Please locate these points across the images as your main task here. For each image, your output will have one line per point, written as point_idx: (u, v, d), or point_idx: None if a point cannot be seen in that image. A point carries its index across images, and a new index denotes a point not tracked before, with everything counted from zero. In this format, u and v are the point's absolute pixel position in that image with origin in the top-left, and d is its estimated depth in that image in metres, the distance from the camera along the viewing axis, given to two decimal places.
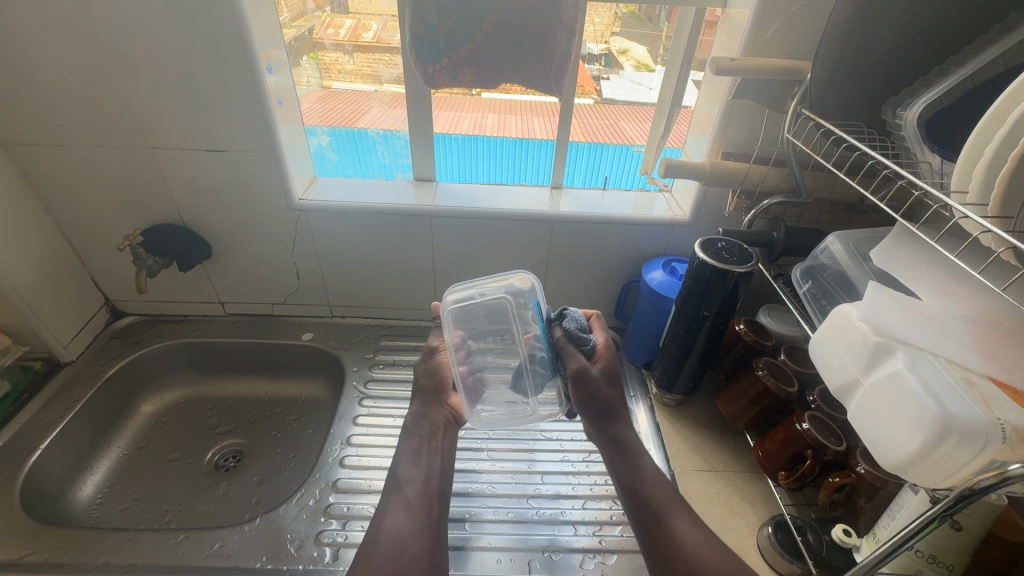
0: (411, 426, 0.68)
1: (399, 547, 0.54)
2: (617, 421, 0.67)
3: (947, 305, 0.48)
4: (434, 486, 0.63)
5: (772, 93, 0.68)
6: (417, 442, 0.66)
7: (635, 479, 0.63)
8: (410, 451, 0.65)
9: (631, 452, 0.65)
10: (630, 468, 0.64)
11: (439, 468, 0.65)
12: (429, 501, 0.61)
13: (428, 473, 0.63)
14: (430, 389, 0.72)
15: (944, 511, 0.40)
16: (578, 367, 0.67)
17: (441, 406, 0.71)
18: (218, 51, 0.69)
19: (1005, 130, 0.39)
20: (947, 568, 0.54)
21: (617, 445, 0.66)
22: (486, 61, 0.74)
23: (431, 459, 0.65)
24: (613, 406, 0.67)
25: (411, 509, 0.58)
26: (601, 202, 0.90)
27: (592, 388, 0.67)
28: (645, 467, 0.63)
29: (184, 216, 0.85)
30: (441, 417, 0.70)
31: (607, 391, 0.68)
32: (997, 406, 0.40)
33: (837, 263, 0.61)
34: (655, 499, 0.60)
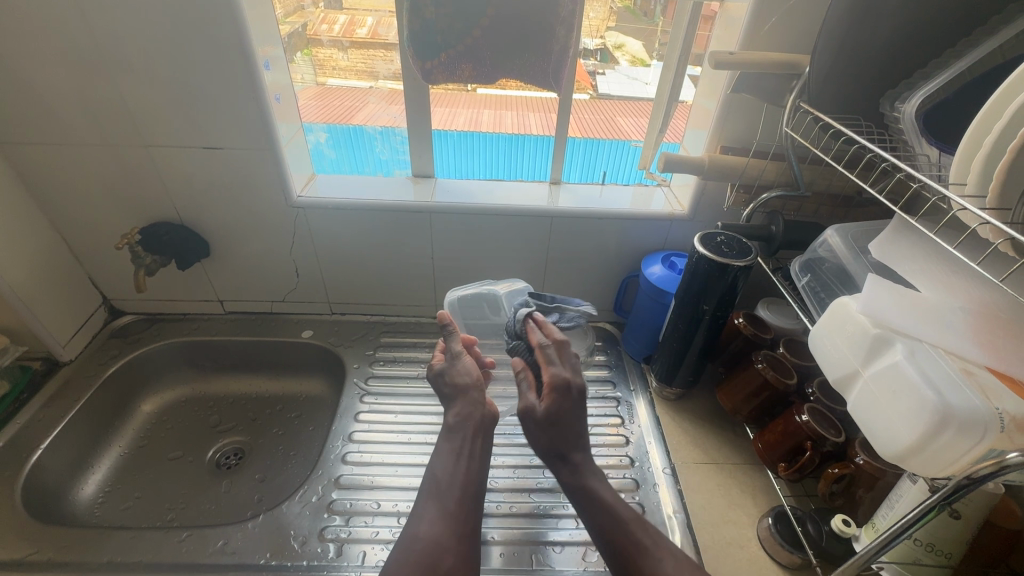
0: (450, 429, 0.65)
1: (433, 555, 0.53)
2: (564, 464, 0.63)
3: (945, 296, 0.49)
4: (472, 495, 0.60)
5: (771, 87, 0.68)
6: (458, 444, 0.63)
7: (603, 519, 0.58)
8: (449, 453, 0.62)
9: (588, 494, 0.61)
10: (586, 509, 0.60)
11: (477, 472, 0.62)
12: (464, 509, 0.58)
13: (466, 478, 0.61)
14: (465, 389, 0.67)
15: (943, 500, 0.40)
16: (524, 407, 0.64)
17: (479, 403, 0.66)
18: (216, 47, 0.68)
19: (1002, 123, 0.39)
20: (945, 556, 0.54)
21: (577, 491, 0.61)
22: (483, 57, 0.74)
23: (470, 464, 0.62)
24: (563, 446, 0.63)
25: (446, 517, 0.57)
26: (599, 197, 0.90)
27: (545, 434, 0.63)
28: (615, 510, 0.59)
29: (182, 214, 0.85)
30: (484, 418, 0.65)
31: (556, 431, 0.63)
32: (995, 396, 0.40)
33: (835, 256, 0.61)
34: (630, 543, 0.56)
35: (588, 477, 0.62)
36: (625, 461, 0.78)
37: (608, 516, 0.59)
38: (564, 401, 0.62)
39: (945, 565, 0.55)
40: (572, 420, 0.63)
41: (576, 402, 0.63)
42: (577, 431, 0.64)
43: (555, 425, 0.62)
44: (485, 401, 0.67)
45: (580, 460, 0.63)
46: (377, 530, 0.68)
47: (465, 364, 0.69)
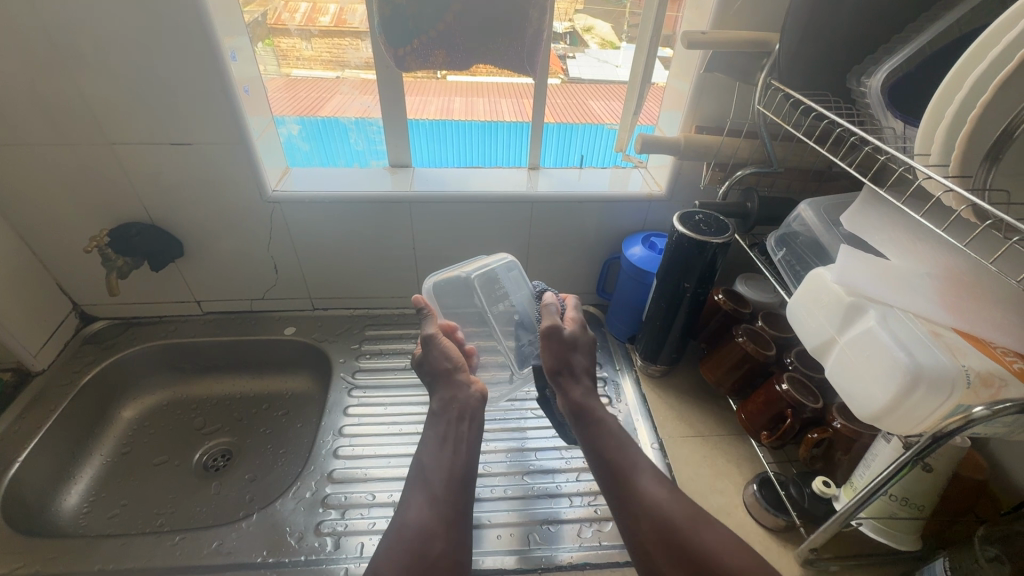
0: (435, 414, 0.67)
1: (420, 543, 0.54)
2: (575, 383, 0.68)
3: (913, 263, 0.51)
4: (455, 479, 0.61)
5: (743, 66, 0.69)
6: (444, 429, 0.65)
7: (598, 443, 0.63)
8: (434, 439, 0.64)
9: (593, 416, 0.65)
10: (591, 435, 0.64)
11: (468, 457, 0.64)
12: (456, 493, 0.60)
13: (452, 462, 0.62)
14: (448, 373, 0.68)
15: (916, 455, 0.43)
16: (551, 324, 0.68)
17: (466, 387, 0.68)
18: (180, 41, 0.66)
19: (962, 95, 0.41)
20: (918, 509, 0.57)
21: (577, 412, 0.66)
22: (457, 42, 0.73)
23: (454, 448, 0.64)
24: (574, 371, 0.68)
25: (434, 502, 0.58)
26: (578, 180, 0.91)
27: (559, 353, 0.68)
28: (610, 433, 0.64)
29: (152, 213, 0.82)
30: (468, 399, 0.67)
31: (572, 356, 0.69)
32: (962, 354, 0.42)
33: (809, 229, 0.63)
34: (621, 463, 0.61)
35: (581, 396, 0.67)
36: None
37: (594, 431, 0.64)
38: (583, 334, 0.72)
39: (918, 517, 0.57)
40: (584, 349, 0.71)
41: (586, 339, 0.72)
42: (585, 360, 0.70)
43: (570, 348, 0.69)
44: (469, 384, 0.69)
45: (586, 385, 0.68)
46: (373, 521, 0.68)
47: (445, 350, 0.68)
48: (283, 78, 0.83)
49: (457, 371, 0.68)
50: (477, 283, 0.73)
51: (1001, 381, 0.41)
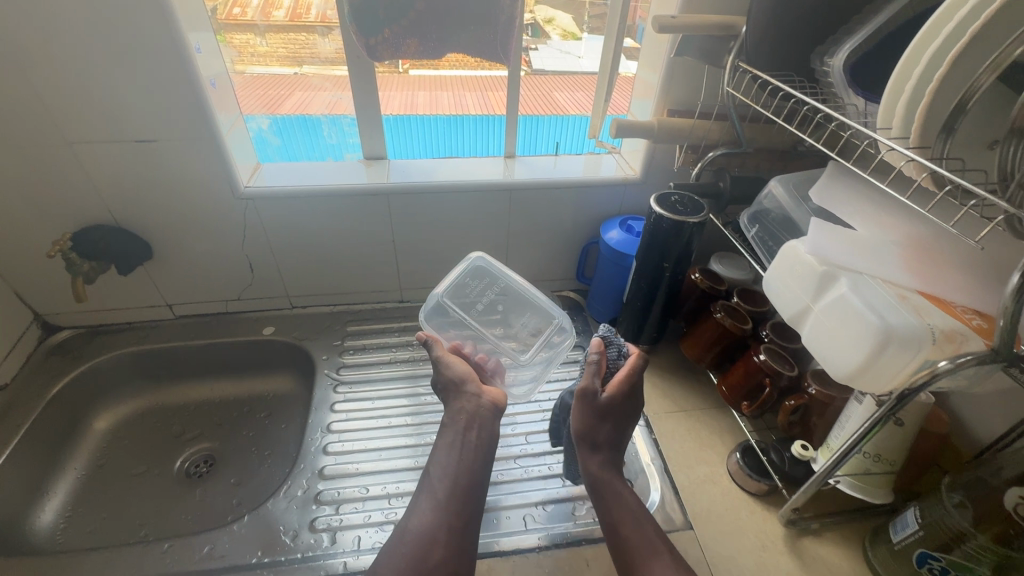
0: (446, 423, 0.66)
1: (422, 549, 0.56)
2: (594, 455, 0.64)
3: (878, 233, 0.54)
4: (468, 484, 0.61)
5: (712, 49, 0.71)
6: (453, 437, 0.64)
7: (616, 518, 0.60)
8: (445, 446, 0.64)
9: (610, 490, 0.62)
10: (608, 510, 0.61)
11: (476, 462, 0.63)
12: (461, 499, 0.60)
13: (458, 470, 0.62)
14: (451, 385, 0.68)
15: (889, 411, 0.46)
16: (586, 388, 0.64)
17: (477, 396, 0.67)
18: (140, 32, 0.63)
19: (920, 69, 0.44)
20: (890, 464, 0.60)
21: (595, 483, 0.63)
22: (429, 31, 0.73)
23: (464, 454, 0.63)
24: (596, 442, 0.64)
25: (434, 511, 0.59)
26: (554, 167, 0.91)
27: (590, 419, 0.64)
28: (625, 506, 0.61)
29: (117, 214, 0.79)
30: (479, 408, 0.66)
31: (600, 426, 0.64)
32: (926, 313, 0.46)
33: (780, 206, 0.66)
34: (638, 542, 0.58)
35: (603, 469, 0.63)
36: None
37: (611, 508, 0.61)
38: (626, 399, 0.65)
39: (889, 472, 0.61)
40: (619, 419, 0.65)
41: (628, 406, 0.65)
42: (613, 431, 0.65)
43: (602, 417, 0.64)
44: (479, 393, 0.67)
45: (607, 457, 0.64)
46: (368, 514, 0.68)
47: (452, 364, 0.68)
48: (239, 76, 0.80)
49: (467, 381, 0.68)
50: (460, 288, 0.77)
51: (962, 338, 0.44)
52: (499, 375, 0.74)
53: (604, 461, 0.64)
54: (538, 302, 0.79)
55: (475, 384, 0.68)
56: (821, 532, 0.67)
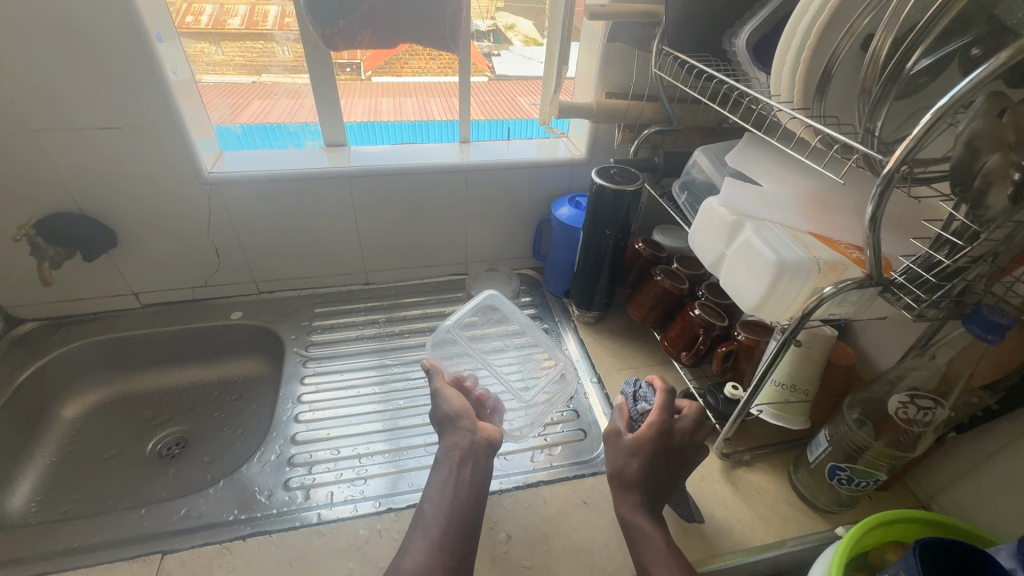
0: (440, 459, 0.67)
1: None
2: (626, 496, 0.64)
3: (781, 187, 0.63)
4: (466, 527, 0.60)
5: (640, 35, 0.80)
6: (447, 473, 0.65)
7: (645, 561, 0.59)
8: (438, 484, 0.64)
9: (638, 533, 0.61)
10: (638, 552, 0.60)
11: (471, 499, 0.63)
12: (457, 538, 0.59)
13: (453, 507, 0.61)
14: (449, 419, 0.69)
15: (789, 335, 0.53)
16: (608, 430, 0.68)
17: (471, 431, 0.68)
18: (102, 19, 0.67)
19: (796, 41, 0.52)
20: (805, 393, 0.68)
21: (625, 526, 0.63)
22: (381, 22, 0.80)
23: (460, 491, 0.63)
24: (627, 479, 0.64)
25: (429, 547, 0.58)
26: (507, 151, 0.97)
27: (620, 458, 0.65)
28: (654, 546, 0.60)
29: (80, 202, 0.81)
30: (474, 444, 0.66)
31: (629, 463, 0.64)
32: (814, 249, 0.54)
33: (704, 173, 0.74)
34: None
35: (632, 511, 0.63)
36: None
37: (641, 550, 0.60)
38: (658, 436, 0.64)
39: (806, 401, 0.69)
40: (653, 457, 0.64)
41: (665, 445, 0.64)
42: (649, 470, 0.64)
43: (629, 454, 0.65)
44: (475, 428, 0.68)
45: (638, 494, 0.63)
46: (339, 472, 0.72)
47: (449, 399, 0.71)
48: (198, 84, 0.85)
49: (463, 416, 0.69)
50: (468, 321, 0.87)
51: (843, 267, 0.52)
52: (499, 414, 0.76)
53: (628, 496, 0.64)
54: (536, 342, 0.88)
55: (469, 420, 0.69)
56: (752, 462, 0.76)
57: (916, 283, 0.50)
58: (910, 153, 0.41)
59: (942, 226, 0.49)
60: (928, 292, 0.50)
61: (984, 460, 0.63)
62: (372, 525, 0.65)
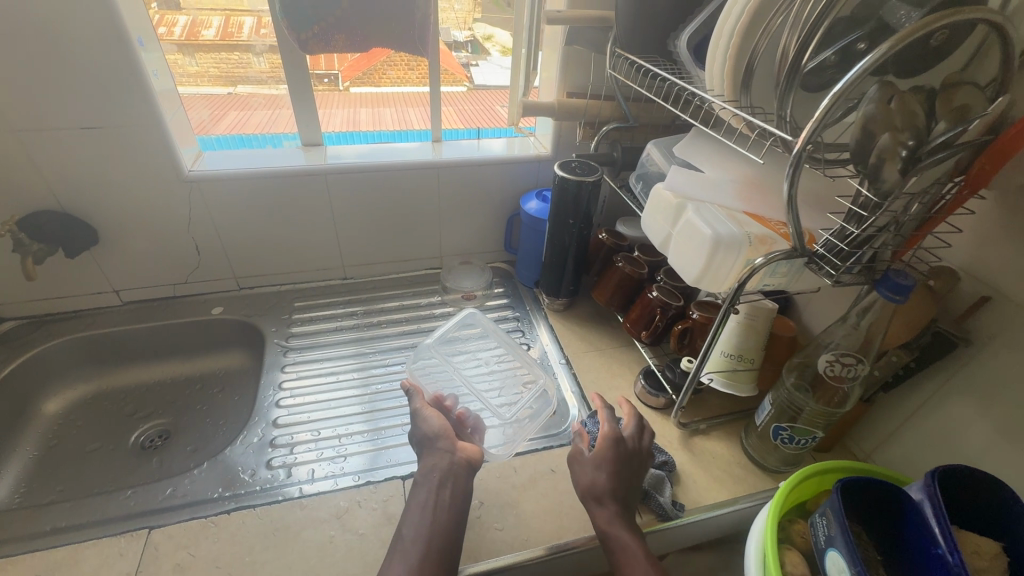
0: (419, 481, 0.64)
1: None
2: (602, 508, 0.64)
3: (721, 173, 0.69)
4: (446, 554, 0.57)
5: (595, 38, 0.86)
6: (425, 496, 0.62)
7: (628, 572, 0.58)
8: (417, 508, 0.61)
9: (619, 544, 0.60)
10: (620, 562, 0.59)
11: (451, 523, 0.60)
12: (436, 565, 0.56)
13: (432, 531, 0.58)
14: (430, 440, 0.68)
15: (727, 303, 0.59)
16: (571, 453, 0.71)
17: (450, 451, 0.66)
18: (87, 25, 0.71)
19: (721, 42, 0.58)
20: (751, 362, 0.75)
21: (603, 535, 0.62)
22: (354, 26, 0.85)
23: (441, 516, 0.60)
24: (600, 491, 0.65)
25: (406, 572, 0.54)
26: (477, 148, 1.03)
27: (588, 473, 0.67)
28: (638, 559, 0.59)
29: (62, 199, 0.83)
30: (454, 464, 0.65)
31: (597, 475, 0.67)
32: (746, 225, 0.60)
33: (656, 164, 0.81)
34: None
35: (610, 520, 0.62)
36: None
37: (623, 559, 0.59)
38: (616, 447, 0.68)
39: (752, 370, 0.75)
40: (617, 466, 0.67)
41: (623, 454, 0.68)
42: (618, 481, 0.65)
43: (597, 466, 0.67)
44: (455, 447, 0.67)
45: (613, 507, 0.64)
46: (320, 451, 0.76)
47: (428, 418, 0.70)
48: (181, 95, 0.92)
49: (442, 437, 0.68)
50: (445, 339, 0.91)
51: (772, 241, 0.59)
52: (479, 433, 0.75)
53: (619, 513, 0.63)
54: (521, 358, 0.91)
55: (448, 440, 0.68)
56: (708, 431, 0.82)
57: (835, 253, 0.57)
58: (814, 134, 0.47)
59: (853, 200, 0.55)
60: (844, 260, 0.56)
61: (909, 416, 0.70)
62: (351, 496, 0.69)
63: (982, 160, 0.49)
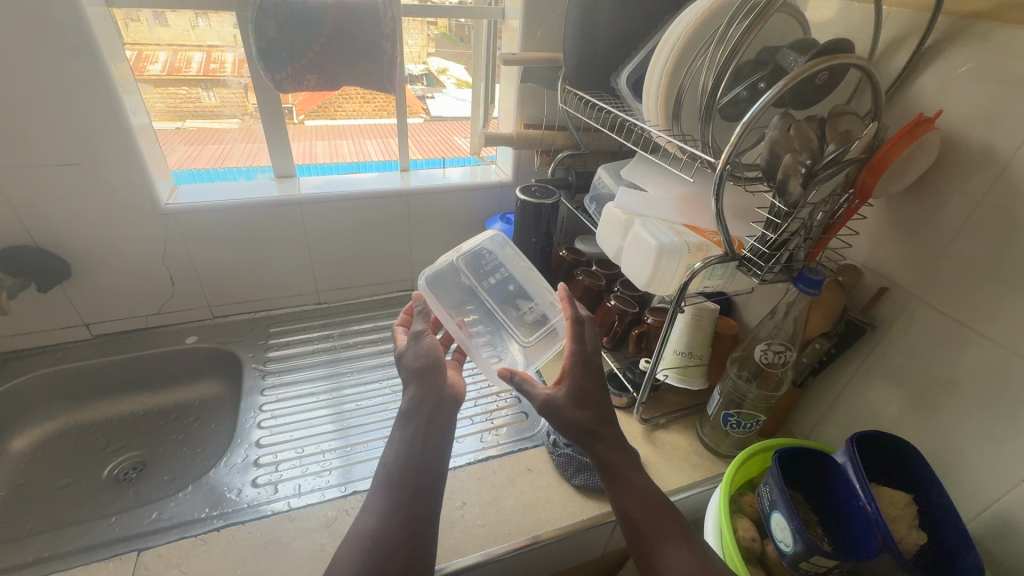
0: (406, 415, 0.60)
1: (383, 553, 0.50)
2: (598, 442, 0.60)
3: (662, 192, 0.79)
4: (429, 486, 0.56)
5: (547, 77, 0.97)
6: (414, 431, 0.58)
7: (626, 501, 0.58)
8: (403, 441, 0.58)
9: (617, 478, 0.59)
10: (618, 491, 0.59)
11: (435, 456, 0.58)
12: (418, 497, 0.54)
13: (417, 467, 0.56)
14: (421, 371, 0.63)
15: (673, 304, 0.67)
16: (545, 396, 0.61)
17: (439, 386, 0.62)
18: (69, 67, 0.75)
19: (653, 81, 0.69)
20: (700, 357, 0.84)
21: (601, 468, 0.60)
22: (327, 68, 0.92)
23: (426, 450, 0.58)
24: (590, 425, 0.60)
25: (387, 509, 0.53)
26: (443, 176, 1.11)
27: (573, 411, 0.60)
28: (634, 491, 0.58)
29: (35, 235, 0.85)
30: (441, 398, 0.61)
31: (581, 411, 0.60)
32: (685, 235, 0.70)
33: (607, 187, 0.90)
34: (649, 526, 0.56)
35: (604, 451, 0.60)
36: None
37: (621, 488, 0.58)
38: (585, 372, 0.62)
39: (701, 365, 0.85)
40: (597, 396, 0.62)
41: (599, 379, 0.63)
42: (604, 408, 0.62)
43: (579, 402, 0.61)
44: (446, 381, 0.63)
45: (610, 438, 0.60)
46: (305, 467, 0.79)
47: (424, 346, 0.66)
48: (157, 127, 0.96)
49: (434, 367, 0.63)
50: (467, 260, 0.84)
51: (707, 248, 0.69)
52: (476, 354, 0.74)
53: (614, 441, 0.60)
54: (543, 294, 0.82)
55: (439, 373, 0.63)
56: (668, 424, 0.90)
57: (760, 256, 0.66)
58: (733, 154, 0.56)
59: (770, 209, 0.65)
60: (766, 261, 0.66)
61: (837, 397, 0.80)
62: (339, 506, 0.72)
63: (864, 174, 0.61)
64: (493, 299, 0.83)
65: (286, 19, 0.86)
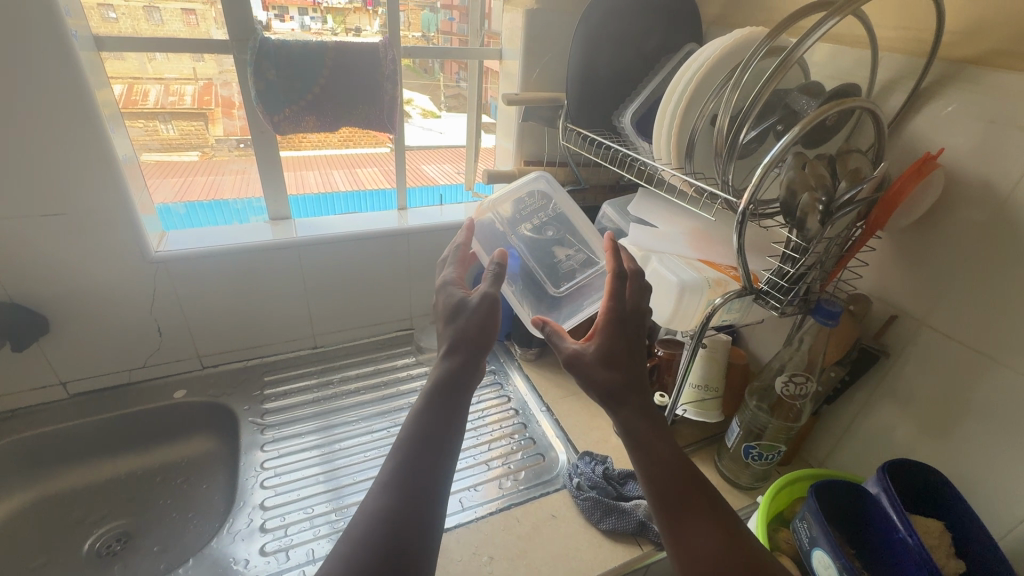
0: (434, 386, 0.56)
1: (393, 535, 0.44)
2: (623, 407, 0.57)
3: (673, 228, 0.80)
4: (444, 465, 0.50)
5: (548, 116, 0.98)
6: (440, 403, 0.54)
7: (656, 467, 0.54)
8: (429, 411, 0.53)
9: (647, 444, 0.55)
10: (647, 457, 0.55)
11: (456, 434, 0.53)
12: (431, 475, 0.49)
13: (437, 441, 0.51)
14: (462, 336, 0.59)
15: (696, 341, 0.68)
16: (573, 351, 0.59)
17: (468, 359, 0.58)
18: (56, 116, 0.71)
19: (666, 121, 0.70)
20: (716, 389, 0.85)
21: (629, 435, 0.56)
22: (326, 111, 0.90)
23: (448, 425, 0.53)
24: (623, 393, 0.57)
25: (399, 491, 0.47)
26: (441, 214, 1.10)
27: (601, 370, 0.57)
28: (664, 460, 0.55)
29: (10, 292, 0.79)
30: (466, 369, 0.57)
31: (609, 372, 0.58)
32: (704, 270, 0.70)
33: (613, 222, 0.91)
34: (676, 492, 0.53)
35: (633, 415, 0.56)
36: (510, 411, 0.98)
37: (650, 455, 0.55)
38: (622, 330, 0.59)
39: (717, 397, 0.85)
40: (631, 362, 0.58)
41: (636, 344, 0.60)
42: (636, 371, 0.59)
43: (609, 362, 0.58)
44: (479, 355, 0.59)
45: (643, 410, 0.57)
46: (316, 529, 0.74)
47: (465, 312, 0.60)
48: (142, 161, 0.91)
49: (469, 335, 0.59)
50: (514, 202, 0.84)
51: (726, 283, 0.70)
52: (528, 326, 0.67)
53: (645, 411, 0.57)
54: (588, 239, 0.82)
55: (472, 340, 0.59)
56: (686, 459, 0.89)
57: (777, 289, 0.67)
58: (756, 194, 0.57)
59: (786, 244, 0.66)
60: (785, 295, 0.67)
61: (851, 423, 0.81)
62: None
63: (876, 210, 0.63)
64: (536, 242, 0.83)
65: (286, 63, 0.84)
